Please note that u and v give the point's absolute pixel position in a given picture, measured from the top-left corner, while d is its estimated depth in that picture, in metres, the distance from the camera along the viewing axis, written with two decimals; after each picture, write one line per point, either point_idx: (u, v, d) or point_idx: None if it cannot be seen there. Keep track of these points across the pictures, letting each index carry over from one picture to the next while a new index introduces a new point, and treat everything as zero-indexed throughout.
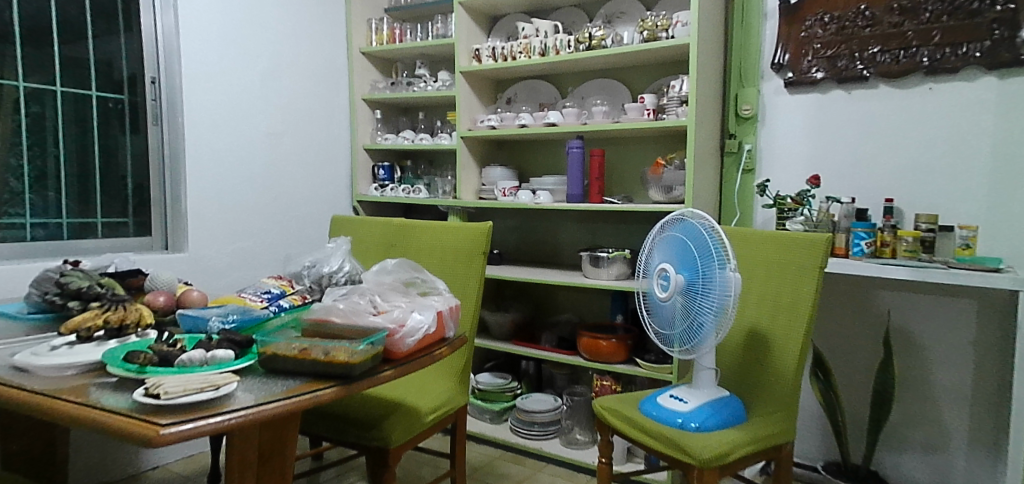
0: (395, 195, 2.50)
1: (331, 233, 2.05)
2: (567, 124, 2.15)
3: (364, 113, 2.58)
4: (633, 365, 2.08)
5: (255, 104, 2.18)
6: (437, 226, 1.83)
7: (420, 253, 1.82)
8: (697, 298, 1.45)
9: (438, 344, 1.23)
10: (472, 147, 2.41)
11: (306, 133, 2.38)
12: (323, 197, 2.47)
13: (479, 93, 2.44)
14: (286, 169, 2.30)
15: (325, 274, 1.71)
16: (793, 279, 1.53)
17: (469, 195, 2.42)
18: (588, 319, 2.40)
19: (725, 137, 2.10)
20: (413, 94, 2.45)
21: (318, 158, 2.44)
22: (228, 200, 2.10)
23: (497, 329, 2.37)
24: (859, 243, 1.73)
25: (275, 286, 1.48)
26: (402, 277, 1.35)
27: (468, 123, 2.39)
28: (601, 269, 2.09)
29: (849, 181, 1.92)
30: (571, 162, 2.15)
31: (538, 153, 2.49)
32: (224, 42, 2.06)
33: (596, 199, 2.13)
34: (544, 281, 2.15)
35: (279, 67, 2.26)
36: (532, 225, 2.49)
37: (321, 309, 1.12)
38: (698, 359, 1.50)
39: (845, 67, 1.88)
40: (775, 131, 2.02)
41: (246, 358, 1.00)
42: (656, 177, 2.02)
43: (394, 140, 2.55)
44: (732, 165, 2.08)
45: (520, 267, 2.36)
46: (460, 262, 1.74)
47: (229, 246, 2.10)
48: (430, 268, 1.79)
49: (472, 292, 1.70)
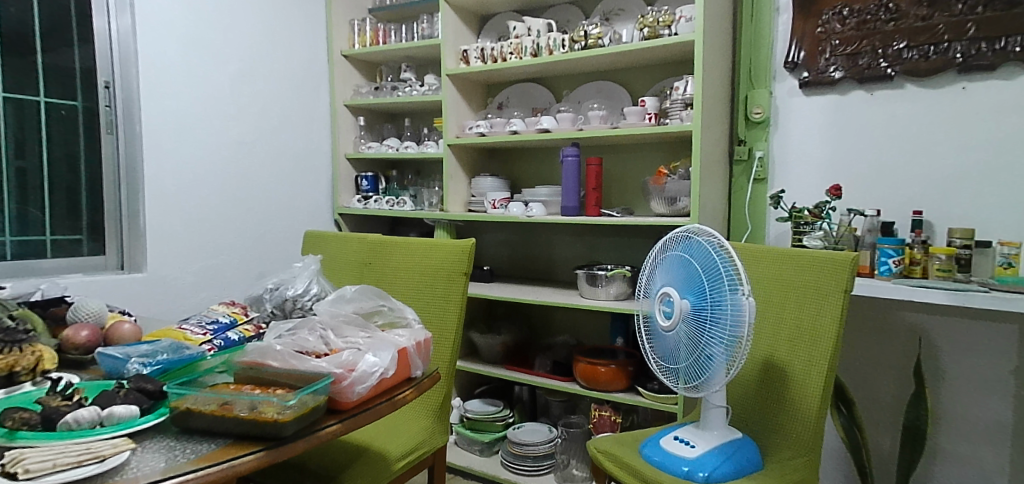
0: (379, 207, 2.34)
1: (304, 250, 1.88)
2: (562, 130, 1.99)
3: (346, 120, 2.42)
4: (634, 394, 1.90)
5: (226, 111, 2.02)
6: (414, 243, 1.65)
7: (396, 274, 1.65)
8: (705, 328, 1.27)
9: (402, 385, 1.06)
10: (460, 156, 2.25)
11: (283, 142, 2.22)
12: (302, 211, 2.30)
13: (467, 97, 2.28)
14: (260, 180, 2.14)
15: (288, 299, 1.54)
16: (814, 304, 1.35)
17: (457, 208, 2.25)
18: (586, 341, 2.21)
19: (734, 144, 1.92)
20: (397, 98, 2.29)
21: (297, 168, 2.27)
22: (195, 215, 1.94)
23: (487, 352, 2.19)
24: (886, 261, 1.54)
25: (224, 315, 1.31)
26: (364, 307, 1.18)
27: (456, 130, 2.23)
28: (599, 289, 1.91)
29: (871, 192, 1.73)
30: (566, 172, 1.97)
31: (531, 161, 2.32)
32: (188, 45, 1.90)
33: (594, 212, 1.95)
34: (537, 301, 1.97)
35: (252, 70, 2.10)
36: (525, 239, 2.31)
37: (256, 350, 0.94)
38: (707, 397, 1.32)
39: (866, 65, 1.70)
40: (789, 137, 1.84)
41: (156, 413, 0.84)
42: (658, 188, 1.85)
43: (378, 149, 2.38)
44: (743, 175, 1.90)
45: (512, 286, 2.19)
46: (439, 285, 1.57)
47: (195, 265, 1.93)
48: (407, 291, 1.61)
49: (453, 318, 1.53)
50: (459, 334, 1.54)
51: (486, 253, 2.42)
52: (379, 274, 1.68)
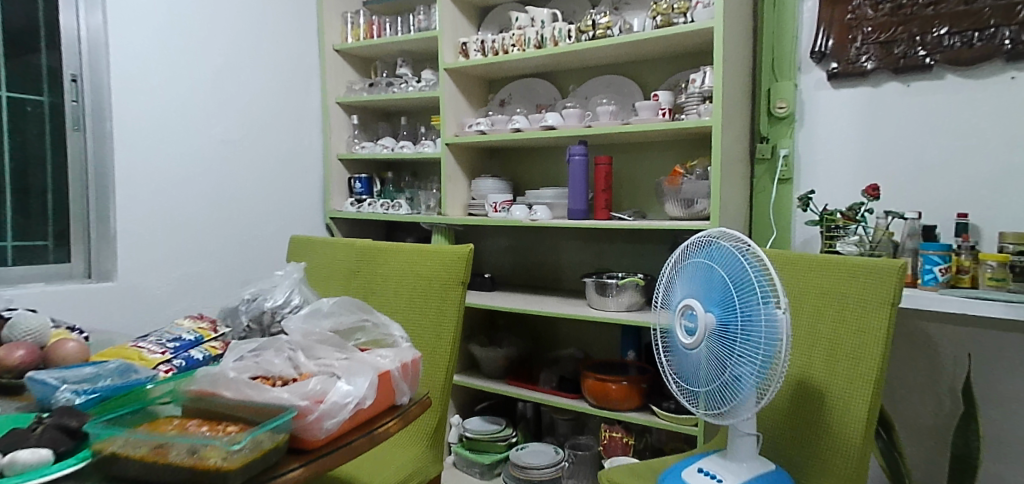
0: (373, 211, 2.19)
1: (290, 256, 1.74)
2: (568, 127, 1.84)
3: (338, 119, 2.28)
4: (648, 414, 1.74)
5: (207, 107, 1.88)
6: (408, 249, 1.50)
7: (387, 283, 1.50)
8: (733, 345, 1.11)
9: (385, 415, 0.91)
10: (458, 156, 2.11)
11: (269, 141, 2.07)
12: (291, 215, 2.16)
13: (467, 94, 2.13)
14: (244, 182, 1.99)
15: (266, 311, 1.39)
16: (854, 319, 1.20)
17: (456, 212, 2.11)
18: (594, 354, 2.06)
19: (755, 141, 1.76)
20: (391, 95, 2.15)
21: (285, 169, 2.13)
22: (172, 219, 1.79)
23: (489, 366, 2.04)
24: (931, 270, 1.39)
25: (188, 331, 1.16)
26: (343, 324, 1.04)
27: (455, 128, 2.09)
28: (609, 299, 1.75)
29: (910, 193, 1.58)
30: (572, 172, 1.83)
31: (535, 162, 2.17)
32: (165, 37, 1.77)
33: (603, 215, 1.80)
34: (542, 312, 1.81)
35: (236, 65, 1.96)
36: (529, 245, 2.16)
37: (206, 377, 0.80)
38: (736, 425, 1.16)
39: (903, 54, 1.54)
40: (816, 133, 1.69)
41: (75, 458, 0.70)
42: (674, 189, 1.71)
43: (371, 149, 2.24)
44: (765, 174, 1.74)
45: (515, 295, 2.04)
46: (434, 297, 1.41)
47: (172, 273, 1.79)
48: (398, 302, 1.46)
49: (449, 334, 1.37)
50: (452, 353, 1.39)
51: (487, 259, 2.27)
52: (370, 283, 1.53)
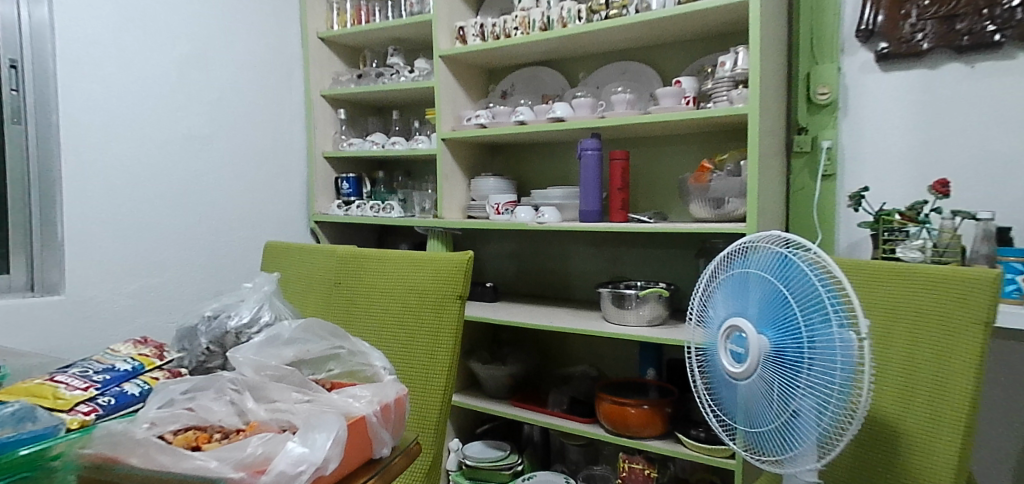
0: (362, 214, 1.99)
1: (265, 265, 1.53)
2: (578, 118, 1.63)
3: (323, 114, 2.07)
4: (672, 442, 1.53)
5: (173, 99, 1.68)
6: (397, 256, 1.29)
7: (373, 296, 1.29)
8: (794, 376, 0.90)
9: (359, 475, 0.70)
10: (455, 153, 1.90)
11: (246, 137, 1.87)
12: (270, 219, 1.95)
13: (464, 84, 1.93)
14: (217, 183, 1.79)
15: (230, 332, 1.18)
16: (934, 342, 1.00)
17: (454, 215, 1.91)
18: (608, 372, 1.84)
19: (792, 132, 1.56)
20: (381, 86, 1.94)
21: (264, 169, 1.93)
22: (131, 224, 1.59)
23: (491, 386, 1.82)
24: (1012, 279, 1.18)
25: (125, 359, 0.95)
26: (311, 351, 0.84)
27: (451, 122, 1.89)
28: (627, 312, 1.54)
29: (975, 190, 1.37)
30: (583, 169, 1.62)
31: (541, 160, 1.96)
32: (121, 20, 1.56)
33: (619, 217, 1.60)
34: (551, 326, 1.60)
35: (205, 52, 1.76)
36: (536, 251, 1.95)
37: (107, 436, 0.60)
38: (796, 474, 0.95)
39: (966, 30, 1.34)
40: (862, 123, 1.49)
41: None
42: (700, 187, 1.51)
43: (360, 146, 2.03)
44: (804, 170, 1.54)
45: (520, 307, 1.83)
46: (427, 314, 1.21)
47: (130, 284, 1.58)
48: (386, 320, 1.26)
49: (445, 359, 1.17)
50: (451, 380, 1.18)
51: (489, 266, 2.06)
52: (352, 295, 1.32)
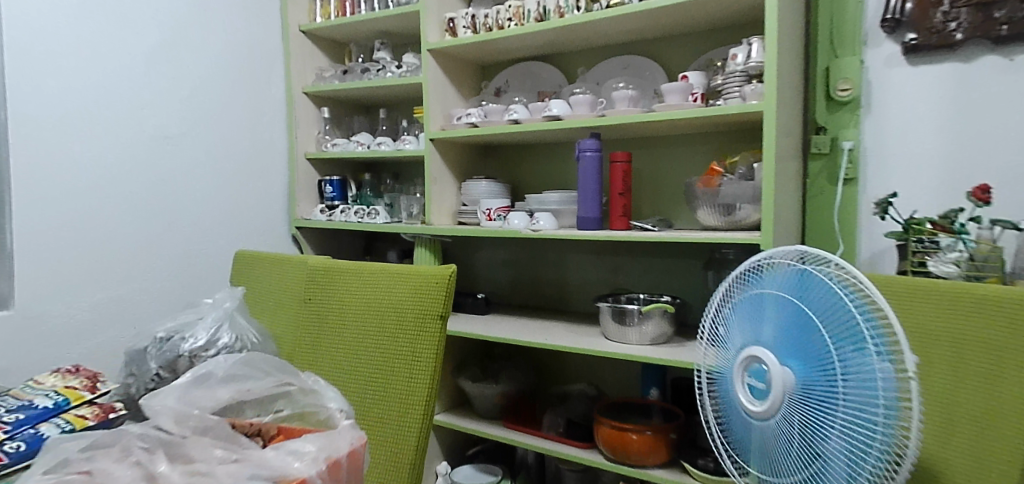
0: (346, 220, 1.86)
1: (235, 277, 1.41)
2: (576, 117, 1.50)
3: (306, 113, 1.94)
4: (677, 471, 1.39)
5: (138, 94, 1.55)
6: (375, 268, 1.17)
7: (347, 313, 1.16)
8: (824, 414, 0.77)
9: None
10: (445, 154, 1.77)
11: (221, 137, 1.74)
12: (248, 225, 1.82)
13: (455, 80, 1.80)
14: (188, 186, 1.66)
15: (183, 355, 1.06)
16: (983, 371, 0.87)
17: (444, 221, 1.78)
18: (608, 390, 1.71)
19: (810, 132, 1.42)
20: (366, 83, 1.81)
21: (241, 171, 1.80)
22: (92, 231, 1.46)
23: (482, 405, 1.69)
24: None
25: (49, 393, 0.84)
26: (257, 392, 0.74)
27: (440, 121, 1.76)
28: (629, 329, 1.41)
29: (1015, 196, 1.24)
30: (581, 172, 1.50)
31: (537, 161, 1.83)
32: (79, 7, 1.43)
33: (621, 225, 1.47)
34: (546, 344, 1.47)
35: (176, 45, 1.63)
36: (531, 259, 1.82)
37: None
38: None
39: (1006, 18, 1.20)
40: (888, 122, 1.35)
41: None
42: (709, 192, 1.38)
43: (344, 146, 1.91)
44: (823, 173, 1.40)
45: (513, 320, 1.70)
46: (404, 335, 1.08)
47: (90, 296, 1.45)
48: (360, 339, 1.13)
49: (423, 386, 1.04)
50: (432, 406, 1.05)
51: (482, 275, 1.93)
52: (324, 311, 1.19)
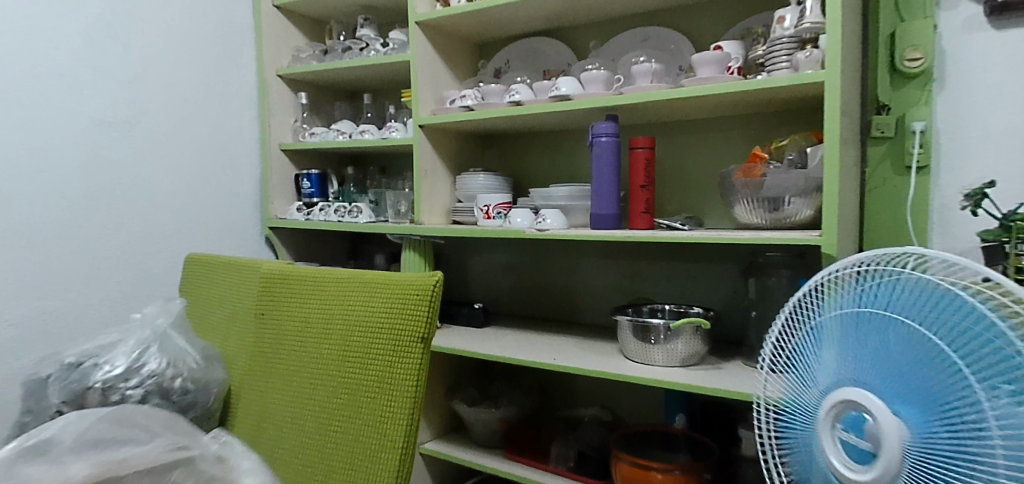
0: (325, 219, 1.63)
1: (184, 293, 1.20)
2: (589, 96, 1.27)
3: (281, 98, 1.71)
4: None
5: (76, 73, 1.32)
6: (337, 275, 0.95)
7: (307, 329, 0.94)
8: (952, 474, 0.56)
9: None
10: (436, 143, 1.55)
11: (179, 125, 1.52)
12: (212, 224, 1.60)
13: (447, 59, 1.57)
14: (137, 180, 1.43)
15: (92, 386, 0.90)
16: None
17: (436, 219, 1.56)
18: (625, 415, 1.48)
19: (869, 112, 1.19)
20: (347, 62, 1.59)
21: (204, 164, 1.58)
22: (15, 232, 1.23)
23: (478, 433, 1.46)
24: None
25: None
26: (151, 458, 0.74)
27: (431, 106, 1.53)
28: (654, 348, 1.17)
29: None
30: (594, 161, 1.27)
31: (544, 151, 1.60)
32: None
33: (642, 223, 1.24)
34: (553, 365, 1.23)
35: (123, 17, 1.40)
36: (537, 264, 1.59)
37: None
38: None
39: None
40: (967, 98, 1.11)
41: None
42: (749, 184, 1.15)
43: (323, 136, 1.68)
44: (886, 161, 1.17)
45: (515, 335, 1.47)
46: (375, 358, 0.85)
47: (11, 309, 1.22)
48: (320, 361, 0.91)
49: (397, 424, 0.82)
50: (411, 441, 0.82)
51: (480, 281, 1.70)
52: (280, 326, 0.97)
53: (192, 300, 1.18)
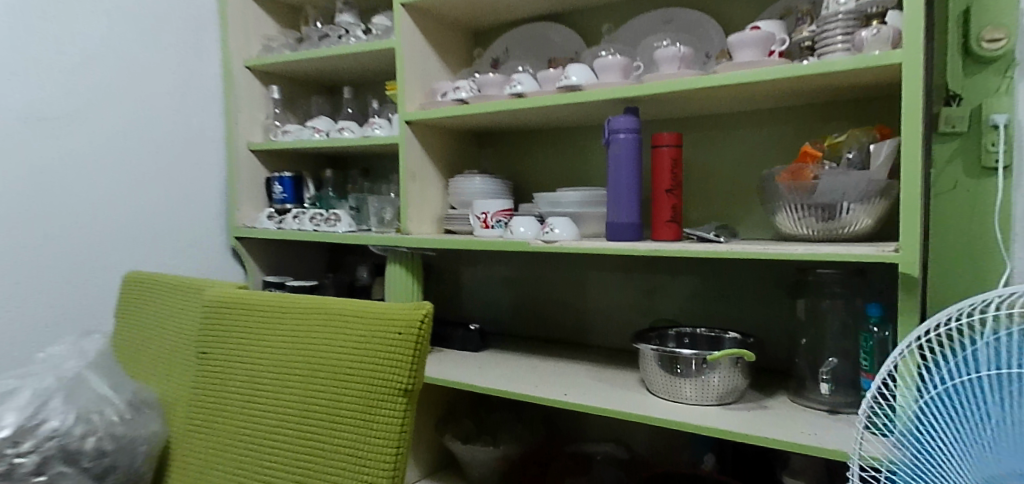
0: (300, 228, 1.44)
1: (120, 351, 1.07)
2: (604, 86, 1.09)
3: (249, 92, 1.52)
4: None
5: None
6: (290, 298, 0.82)
7: (266, 366, 0.79)
8: None
9: None
10: (426, 142, 1.36)
11: (128, 122, 1.32)
12: (168, 235, 1.39)
13: (438, 47, 1.38)
14: (74, 184, 1.23)
15: None
16: None
17: (426, 229, 1.36)
18: (643, 451, 1.29)
19: (938, 103, 1.01)
20: (323, 51, 1.39)
21: (159, 166, 1.38)
22: None
23: (475, 475, 1.27)
24: None
25: None
26: None
27: (419, 99, 1.34)
28: (687, 384, 0.98)
29: None
30: (611, 161, 1.08)
31: (550, 151, 1.41)
32: None
33: (669, 234, 1.05)
34: (565, 402, 1.03)
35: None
36: (541, 279, 1.40)
37: None
38: None
39: None
40: None
41: None
42: (797, 188, 0.97)
43: (297, 134, 1.48)
44: (960, 160, 0.99)
45: (518, 361, 1.27)
46: (346, 400, 0.71)
47: None
48: (281, 395, 0.77)
49: (381, 451, 0.67)
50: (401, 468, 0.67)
51: (477, 298, 1.51)
52: (236, 362, 0.82)
53: (149, 331, 1.04)
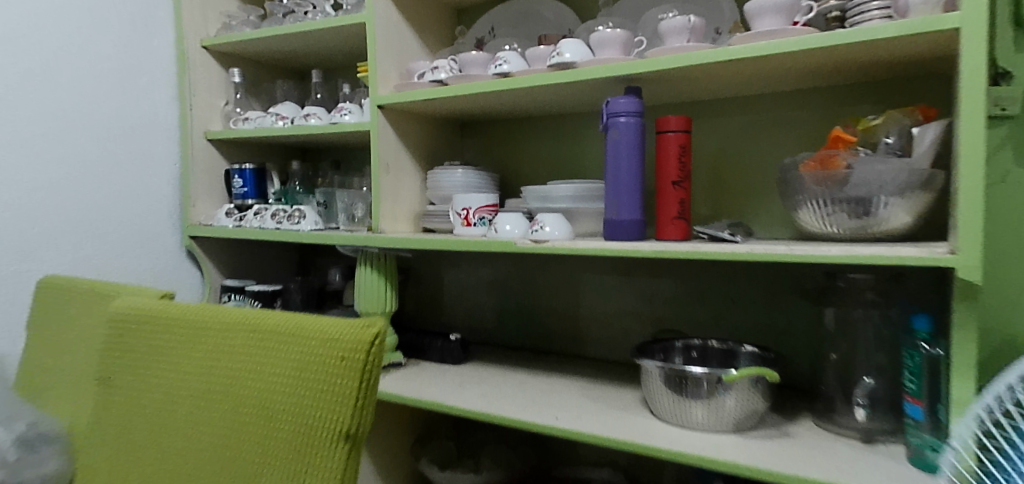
0: (261, 227, 1.29)
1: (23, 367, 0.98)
2: (601, 62, 0.95)
3: (206, 75, 1.36)
4: None
5: None
6: (216, 311, 0.72)
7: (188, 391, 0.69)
8: None
9: None
10: (401, 130, 1.21)
11: (63, 104, 1.16)
12: (109, 233, 1.24)
13: (414, 23, 1.24)
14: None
15: None
16: None
17: (402, 227, 1.22)
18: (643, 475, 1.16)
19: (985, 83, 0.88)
20: (286, 27, 1.24)
21: (100, 156, 1.22)
22: None
23: None
24: None
25: None
26: None
27: (393, 81, 1.19)
28: (700, 407, 0.84)
29: None
30: (609, 149, 0.95)
31: (539, 141, 1.27)
32: None
33: (676, 233, 0.92)
34: (558, 429, 0.88)
35: None
36: (530, 282, 1.26)
37: None
38: None
39: None
40: None
41: None
42: (826, 179, 0.84)
43: (259, 120, 1.33)
44: (1010, 148, 0.86)
45: (501, 375, 1.13)
46: (279, 434, 0.62)
47: None
48: (205, 425, 0.67)
49: None
50: None
51: (458, 303, 1.37)
52: (157, 376, 0.73)
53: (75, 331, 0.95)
